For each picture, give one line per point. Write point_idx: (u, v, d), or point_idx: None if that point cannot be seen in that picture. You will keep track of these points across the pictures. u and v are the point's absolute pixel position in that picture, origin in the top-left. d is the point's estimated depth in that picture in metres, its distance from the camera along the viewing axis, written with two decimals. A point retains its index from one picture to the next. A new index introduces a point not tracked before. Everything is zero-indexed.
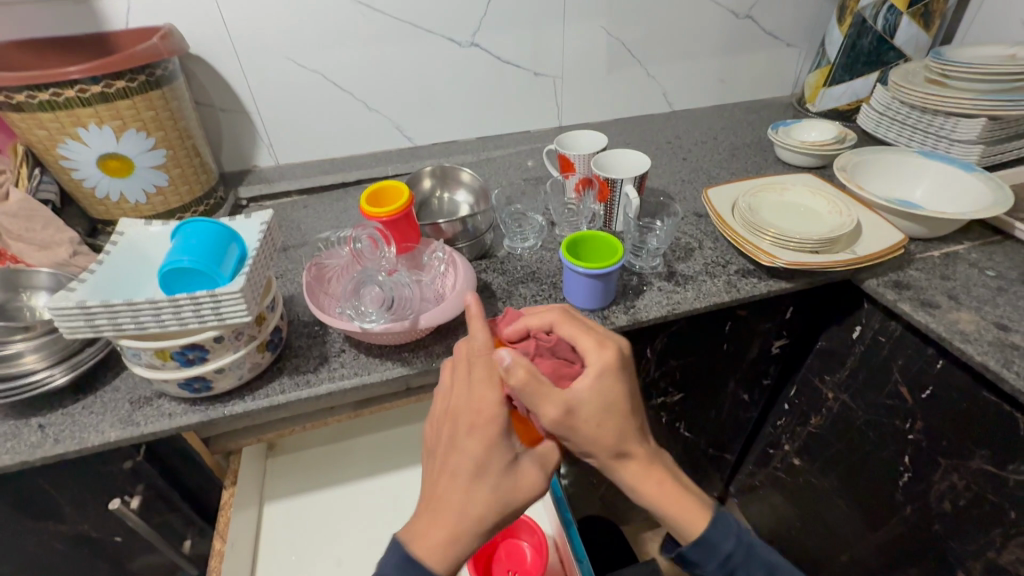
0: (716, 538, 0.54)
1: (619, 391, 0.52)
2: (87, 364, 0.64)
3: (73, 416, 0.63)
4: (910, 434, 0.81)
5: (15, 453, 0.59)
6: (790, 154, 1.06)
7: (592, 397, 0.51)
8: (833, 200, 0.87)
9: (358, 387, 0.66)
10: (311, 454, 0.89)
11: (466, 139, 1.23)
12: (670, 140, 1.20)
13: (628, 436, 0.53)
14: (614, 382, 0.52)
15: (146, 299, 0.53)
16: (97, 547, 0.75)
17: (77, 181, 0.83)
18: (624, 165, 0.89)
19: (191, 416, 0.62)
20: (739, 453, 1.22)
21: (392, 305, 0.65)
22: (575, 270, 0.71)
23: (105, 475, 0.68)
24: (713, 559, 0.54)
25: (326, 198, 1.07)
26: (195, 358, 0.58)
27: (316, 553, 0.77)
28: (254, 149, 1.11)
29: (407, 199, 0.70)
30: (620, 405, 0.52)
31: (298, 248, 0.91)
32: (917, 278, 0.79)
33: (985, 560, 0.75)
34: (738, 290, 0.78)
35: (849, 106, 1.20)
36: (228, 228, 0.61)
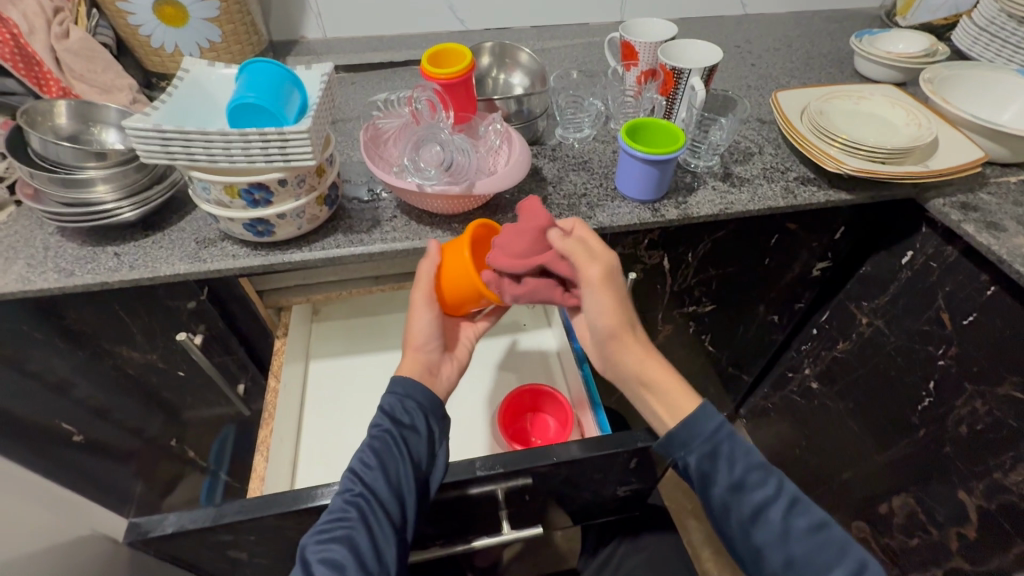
0: (702, 418, 0.53)
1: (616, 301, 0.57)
2: (156, 203, 0.66)
3: (144, 248, 0.66)
4: (940, 359, 0.82)
5: (96, 273, 0.63)
6: (871, 65, 0.98)
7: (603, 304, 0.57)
8: (912, 112, 0.82)
9: (408, 250, 0.68)
10: (350, 321, 0.94)
11: (522, 27, 1.16)
12: (740, 44, 1.11)
13: (626, 339, 0.58)
14: (611, 290, 0.57)
15: (218, 130, 0.54)
16: (162, 376, 0.82)
17: (133, 28, 0.82)
18: (692, 56, 0.84)
19: (253, 259, 0.66)
20: (757, 375, 1.25)
21: (450, 168, 0.66)
22: (632, 155, 0.69)
23: (172, 310, 0.73)
24: (699, 437, 0.53)
25: (375, 76, 1.01)
26: (261, 200, 0.60)
27: (353, 406, 0.83)
28: (304, 19, 1.07)
29: (469, 63, 0.68)
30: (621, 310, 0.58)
31: (346, 121, 0.89)
32: (987, 201, 0.75)
33: (989, 481, 0.78)
34: (795, 197, 0.76)
35: (946, 21, 1.07)
36: (291, 73, 0.60)
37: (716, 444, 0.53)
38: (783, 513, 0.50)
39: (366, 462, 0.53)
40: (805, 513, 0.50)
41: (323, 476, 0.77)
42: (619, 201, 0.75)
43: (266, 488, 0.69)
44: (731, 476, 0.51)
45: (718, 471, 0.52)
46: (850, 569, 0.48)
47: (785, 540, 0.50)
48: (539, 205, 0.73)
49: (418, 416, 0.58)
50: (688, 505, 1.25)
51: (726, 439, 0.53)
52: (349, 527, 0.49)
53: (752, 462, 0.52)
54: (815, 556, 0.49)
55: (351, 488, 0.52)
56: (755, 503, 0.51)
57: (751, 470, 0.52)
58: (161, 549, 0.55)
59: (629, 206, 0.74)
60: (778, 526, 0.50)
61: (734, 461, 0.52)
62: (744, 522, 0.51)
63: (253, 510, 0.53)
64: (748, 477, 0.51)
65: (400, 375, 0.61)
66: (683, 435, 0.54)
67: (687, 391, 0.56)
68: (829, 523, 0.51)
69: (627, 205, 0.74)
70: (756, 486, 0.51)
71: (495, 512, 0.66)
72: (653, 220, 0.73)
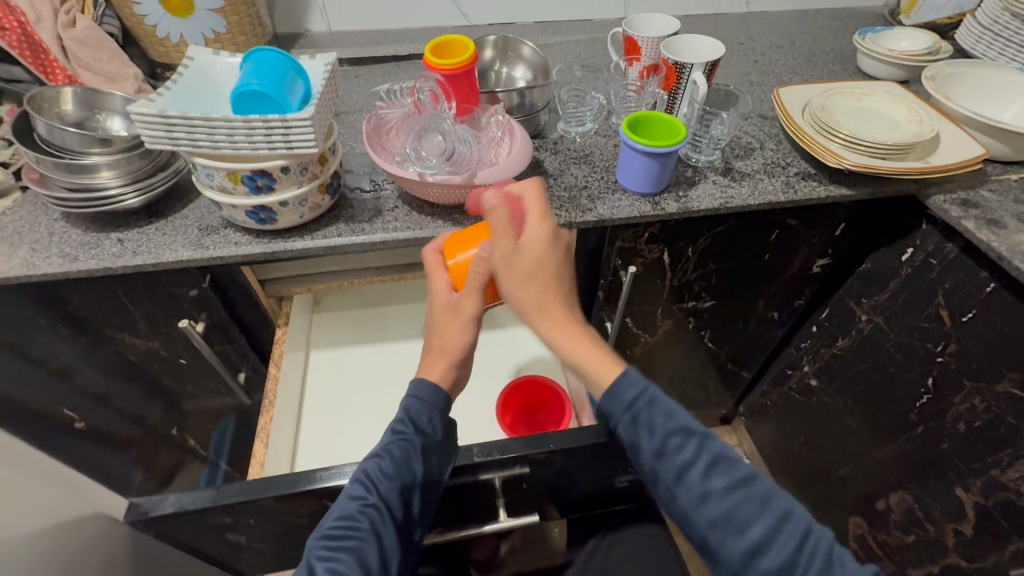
0: (619, 386, 0.48)
1: (546, 259, 0.50)
2: (160, 190, 0.67)
3: (148, 234, 0.67)
4: (939, 356, 0.82)
5: (100, 258, 0.64)
6: (874, 63, 0.98)
7: (529, 254, 0.50)
8: (914, 109, 0.82)
9: (410, 240, 0.69)
10: (351, 313, 0.95)
11: (525, 22, 1.17)
12: (743, 41, 1.11)
13: (547, 303, 0.50)
14: (543, 248, 0.50)
15: (222, 116, 0.54)
16: (164, 364, 0.83)
17: (139, 17, 0.83)
18: (694, 51, 0.84)
19: (255, 247, 0.66)
20: (756, 372, 1.25)
21: (451, 158, 0.66)
22: (633, 147, 0.69)
23: (174, 297, 0.74)
24: (617, 409, 0.48)
25: (379, 69, 1.01)
26: (263, 186, 0.61)
27: (352, 396, 0.84)
28: (308, 12, 1.07)
29: (472, 54, 0.68)
30: (550, 269, 0.50)
31: (349, 113, 0.89)
32: (988, 198, 0.75)
33: (987, 478, 0.78)
34: (795, 192, 0.76)
35: (950, 19, 1.07)
36: (296, 62, 0.61)
37: (636, 410, 0.48)
38: (702, 476, 0.46)
39: (382, 471, 0.51)
40: (726, 471, 0.46)
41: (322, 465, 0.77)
42: (620, 194, 0.75)
43: (265, 474, 0.69)
44: (653, 443, 0.47)
45: (641, 436, 0.48)
46: (773, 522, 0.44)
47: (706, 504, 0.45)
48: None
49: (437, 427, 0.56)
50: None
51: (641, 409, 0.48)
52: (360, 538, 0.48)
53: (672, 426, 0.47)
54: (739, 520, 0.44)
55: (365, 497, 0.50)
56: (677, 466, 0.46)
57: (670, 436, 0.47)
58: (162, 530, 0.55)
59: (630, 199, 0.75)
60: (699, 489, 0.45)
61: (652, 430, 0.47)
62: (668, 486, 0.47)
63: (253, 493, 0.54)
64: (667, 442, 0.47)
65: (422, 379, 0.56)
66: (606, 403, 0.49)
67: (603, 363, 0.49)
68: (753, 479, 0.46)
69: (628, 198, 0.75)
70: (677, 450, 0.46)
71: (493, 500, 0.66)
72: (653, 213, 0.73)
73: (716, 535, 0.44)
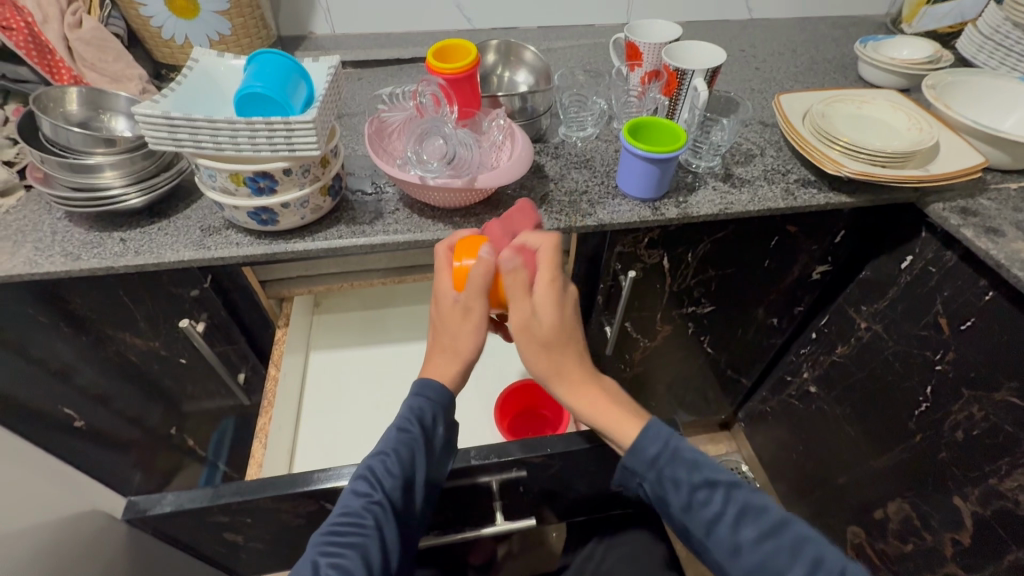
0: (644, 443, 0.52)
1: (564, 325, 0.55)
2: (162, 190, 0.67)
3: (149, 234, 0.67)
4: (937, 364, 0.82)
5: (102, 258, 0.64)
6: (875, 71, 0.98)
7: (549, 319, 0.54)
8: (914, 117, 0.83)
9: (410, 242, 0.69)
10: (351, 315, 0.95)
11: (528, 27, 1.17)
12: (745, 48, 1.12)
13: (571, 361, 0.55)
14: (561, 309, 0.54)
15: (225, 118, 0.55)
16: (164, 364, 0.83)
17: (145, 19, 0.83)
18: (696, 57, 0.85)
19: (256, 248, 0.66)
20: (756, 378, 1.25)
21: (452, 161, 0.67)
22: (633, 153, 0.70)
23: (175, 297, 0.74)
24: (641, 464, 0.52)
25: (382, 73, 1.02)
26: (265, 188, 0.61)
27: (351, 398, 0.84)
28: (312, 15, 1.08)
29: (474, 59, 0.69)
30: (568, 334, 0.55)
31: (352, 116, 0.90)
32: (987, 206, 0.75)
33: (984, 486, 0.78)
34: (795, 198, 0.77)
35: (951, 28, 1.09)
36: (299, 65, 0.61)
37: (661, 467, 0.51)
38: (731, 527, 0.48)
39: (388, 468, 0.52)
40: (756, 520, 0.48)
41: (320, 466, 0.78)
42: (620, 199, 0.76)
43: (263, 475, 0.70)
44: (681, 498, 0.50)
45: (668, 492, 0.51)
46: (809, 572, 0.45)
47: (738, 554, 0.48)
48: (541, 202, 0.74)
49: (441, 426, 0.56)
50: None
51: (668, 464, 0.51)
52: (365, 535, 0.48)
53: (697, 479, 0.50)
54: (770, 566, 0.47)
55: (370, 494, 0.50)
56: (706, 520, 0.49)
57: (696, 489, 0.50)
58: (160, 528, 0.56)
59: (630, 204, 0.75)
60: (728, 540, 0.49)
61: (679, 483, 0.51)
62: (700, 535, 0.50)
63: (250, 493, 0.54)
64: (693, 495, 0.50)
65: (427, 378, 0.57)
66: (630, 460, 0.53)
67: (625, 415, 0.55)
68: (784, 524, 0.48)
69: (628, 203, 0.75)
70: (704, 504, 0.50)
71: (490, 504, 0.67)
72: (652, 218, 0.73)
73: None
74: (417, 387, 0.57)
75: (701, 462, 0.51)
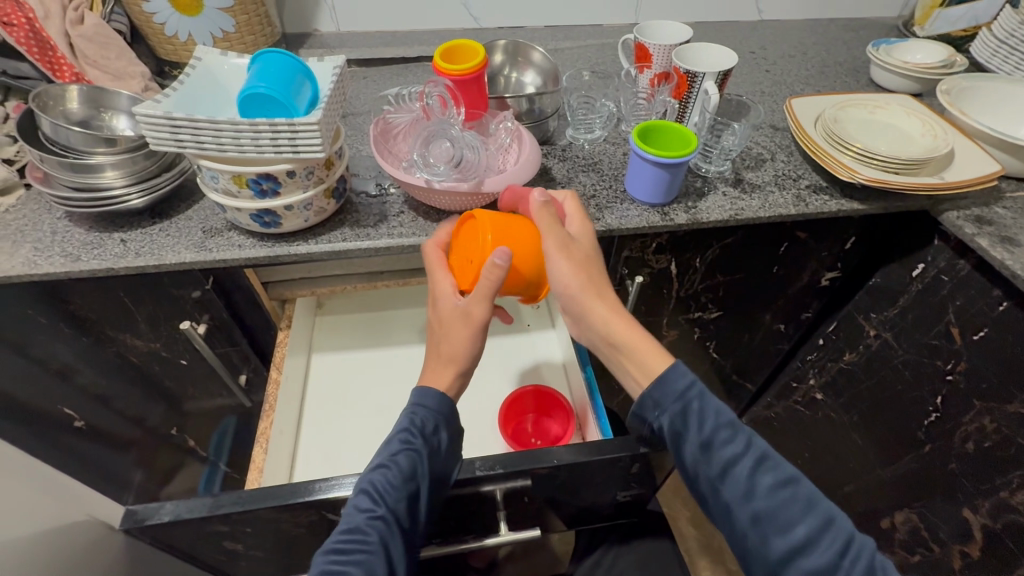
0: (674, 376, 0.50)
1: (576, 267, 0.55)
2: (164, 190, 0.66)
3: (151, 235, 0.66)
4: (948, 375, 0.81)
5: (102, 259, 0.63)
6: (887, 75, 0.97)
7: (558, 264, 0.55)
8: (929, 123, 0.81)
9: (416, 246, 0.68)
10: (355, 317, 0.94)
11: (535, 26, 1.16)
12: (755, 50, 1.10)
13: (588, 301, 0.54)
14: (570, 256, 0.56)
15: (228, 119, 0.54)
16: (164, 365, 0.82)
17: (147, 15, 0.82)
18: (707, 60, 0.83)
19: (259, 250, 0.65)
20: (761, 384, 1.24)
21: (459, 164, 0.65)
22: (643, 157, 0.68)
23: (176, 299, 0.73)
24: (667, 397, 0.50)
25: (387, 72, 1.01)
26: (268, 190, 0.60)
27: (353, 402, 0.83)
28: (317, 12, 1.07)
29: (481, 60, 0.68)
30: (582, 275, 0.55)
31: (357, 115, 0.89)
32: (1002, 215, 0.74)
33: (995, 499, 0.77)
34: (806, 205, 0.75)
35: (965, 32, 1.06)
36: (303, 64, 0.60)
37: (687, 401, 0.50)
38: (750, 471, 0.47)
39: (390, 481, 0.51)
40: (773, 470, 0.47)
41: (321, 470, 0.76)
42: (628, 203, 0.74)
43: (264, 480, 0.69)
44: (702, 434, 0.49)
45: (689, 428, 0.49)
46: (818, 523, 0.46)
47: (751, 499, 0.47)
48: None
49: (441, 435, 0.55)
50: (687, 513, 1.24)
51: (696, 399, 0.50)
52: (369, 552, 0.47)
53: (722, 420, 0.49)
54: (782, 515, 0.46)
55: (374, 509, 0.49)
56: (723, 461, 0.48)
57: (719, 429, 0.49)
58: (158, 536, 0.55)
59: (639, 209, 0.74)
60: (744, 484, 0.47)
61: (702, 422, 0.49)
62: (712, 478, 0.49)
63: (250, 502, 0.53)
64: (716, 434, 0.48)
65: (431, 386, 0.57)
66: (657, 393, 0.51)
67: (655, 352, 0.53)
68: (799, 480, 0.48)
69: (636, 208, 0.74)
70: (726, 443, 0.48)
71: (494, 512, 0.66)
72: (661, 224, 0.72)
73: (758, 532, 0.46)
74: (416, 397, 0.56)
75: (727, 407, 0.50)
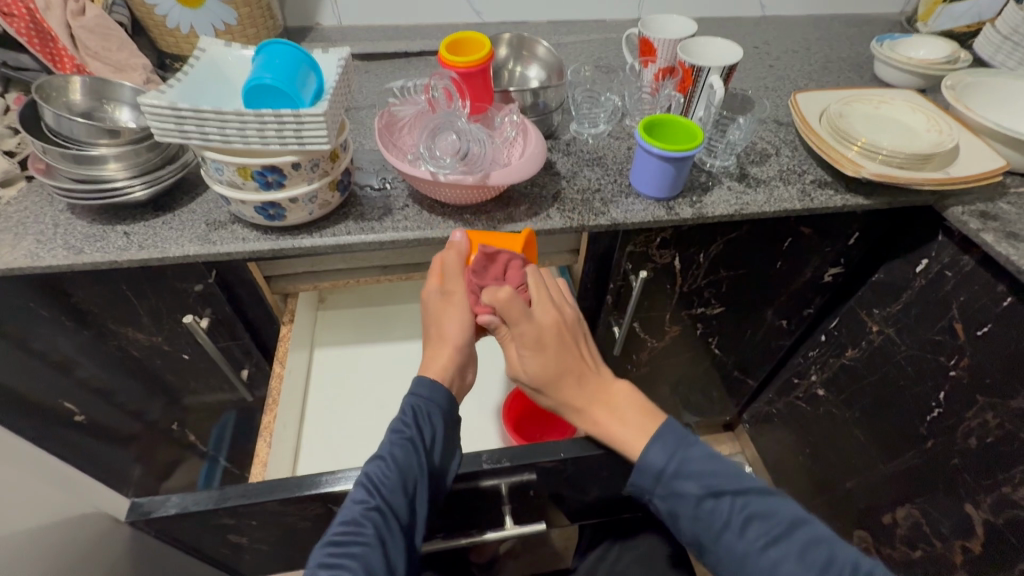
0: (653, 455, 0.53)
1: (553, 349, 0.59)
2: (167, 183, 0.66)
3: (153, 228, 0.66)
4: (952, 370, 0.81)
5: (105, 251, 0.63)
6: (891, 70, 0.97)
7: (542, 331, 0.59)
8: (934, 118, 0.81)
9: (421, 240, 0.68)
10: (357, 311, 0.93)
11: (538, 20, 1.15)
12: (758, 46, 1.10)
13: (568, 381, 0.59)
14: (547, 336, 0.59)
15: (234, 110, 0.53)
16: (166, 359, 0.82)
17: (149, 7, 0.82)
18: (712, 54, 0.83)
19: (263, 243, 0.65)
20: (762, 380, 1.24)
21: (465, 157, 0.65)
22: (649, 151, 0.68)
23: (179, 292, 0.73)
24: (648, 477, 0.53)
25: (389, 65, 1.00)
26: (273, 182, 0.60)
27: (356, 396, 0.83)
28: (319, 6, 1.06)
29: (487, 52, 0.67)
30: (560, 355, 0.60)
31: (360, 109, 0.88)
32: (1007, 211, 0.74)
33: (997, 495, 0.77)
34: (811, 200, 0.75)
35: (968, 28, 1.06)
36: (308, 55, 0.59)
37: (667, 480, 0.52)
38: (739, 534, 0.49)
39: (385, 471, 0.51)
40: (763, 525, 0.49)
41: (324, 465, 0.76)
42: (633, 198, 0.74)
43: (268, 474, 0.68)
44: (689, 507, 0.51)
45: (679, 505, 0.52)
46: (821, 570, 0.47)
47: (749, 563, 0.49)
48: (553, 200, 0.73)
49: (437, 424, 0.56)
50: None
51: (672, 478, 0.52)
52: (365, 544, 0.47)
53: (703, 487, 0.51)
54: (781, 570, 0.48)
55: (368, 501, 0.49)
56: (716, 527, 0.50)
57: (701, 500, 0.51)
58: (163, 530, 0.55)
59: (644, 203, 0.74)
60: (738, 547, 0.49)
61: (684, 496, 0.51)
62: (711, 544, 0.51)
63: (255, 496, 0.53)
64: (701, 506, 0.51)
65: (427, 376, 0.59)
66: (639, 476, 0.53)
67: (638, 427, 0.56)
68: (793, 528, 0.49)
69: (641, 202, 0.74)
70: (711, 512, 0.50)
71: (499, 506, 0.66)
72: (667, 218, 0.72)
73: None
74: (410, 390, 0.57)
75: (704, 473, 0.52)
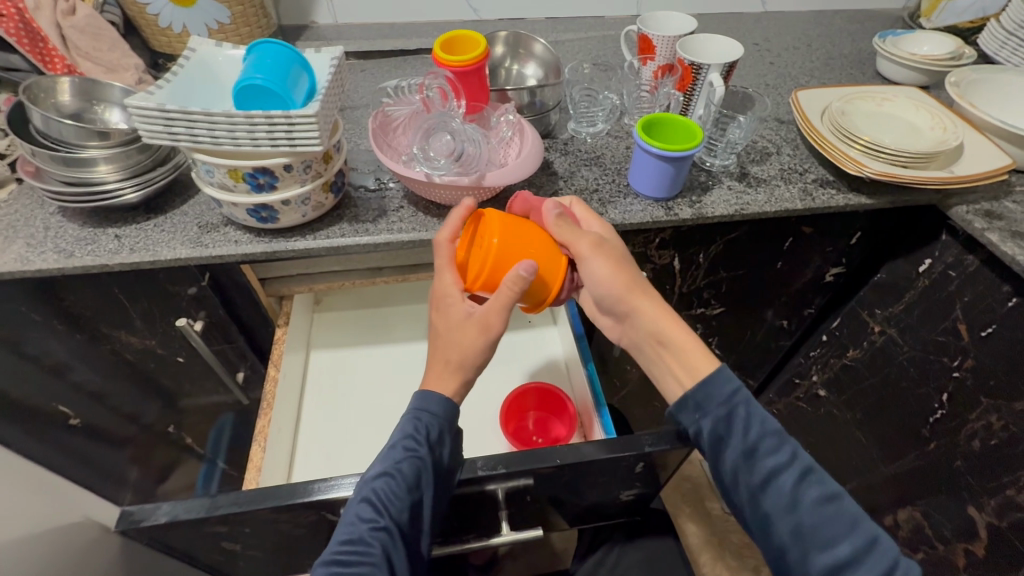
0: (717, 383, 0.51)
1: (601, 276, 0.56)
2: (159, 185, 0.65)
3: (145, 231, 0.65)
4: (955, 372, 0.80)
5: (97, 255, 0.62)
6: (893, 67, 0.95)
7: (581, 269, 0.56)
8: (937, 116, 0.80)
9: (416, 242, 0.67)
10: (353, 313, 0.93)
11: (535, 18, 1.14)
12: (758, 42, 1.09)
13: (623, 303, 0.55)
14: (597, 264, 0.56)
15: (223, 111, 0.52)
16: (160, 362, 0.81)
17: (141, 6, 0.81)
18: (711, 52, 0.82)
19: (256, 246, 0.64)
20: (762, 380, 1.23)
21: (460, 157, 0.64)
22: (647, 150, 0.67)
23: (172, 295, 0.72)
24: (712, 403, 0.50)
25: (385, 64, 0.99)
26: (266, 184, 0.59)
27: (351, 399, 0.82)
28: (314, 4, 1.05)
29: (482, 51, 0.66)
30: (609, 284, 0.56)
31: (355, 108, 0.87)
32: (1012, 210, 0.73)
33: (1001, 497, 0.76)
34: (813, 199, 0.74)
35: (972, 23, 1.04)
36: (300, 55, 0.58)
37: (732, 407, 0.50)
38: (794, 481, 0.48)
39: (393, 491, 0.50)
40: (818, 484, 0.48)
41: (319, 469, 0.76)
42: (632, 198, 0.73)
43: (262, 479, 0.68)
44: (744, 441, 0.49)
45: (733, 434, 0.50)
46: (860, 542, 0.46)
47: (795, 510, 0.47)
48: (550, 200, 0.72)
49: (444, 439, 0.54)
50: (688, 509, 1.24)
51: (740, 406, 0.50)
52: (372, 564, 0.47)
53: (768, 429, 0.50)
54: (824, 530, 0.46)
55: (376, 520, 0.48)
56: (766, 471, 0.48)
57: (763, 438, 0.49)
58: (154, 538, 0.54)
59: (642, 203, 0.72)
60: (787, 495, 0.47)
61: (748, 431, 0.49)
62: (753, 488, 0.49)
63: (247, 504, 0.52)
64: (761, 442, 0.49)
65: (432, 391, 0.56)
66: (700, 395, 0.51)
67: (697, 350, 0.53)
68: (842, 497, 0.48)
69: (639, 202, 0.73)
70: (769, 453, 0.49)
71: (496, 512, 0.65)
72: (665, 219, 0.71)
73: (799, 545, 0.47)
74: (419, 402, 0.55)
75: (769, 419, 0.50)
